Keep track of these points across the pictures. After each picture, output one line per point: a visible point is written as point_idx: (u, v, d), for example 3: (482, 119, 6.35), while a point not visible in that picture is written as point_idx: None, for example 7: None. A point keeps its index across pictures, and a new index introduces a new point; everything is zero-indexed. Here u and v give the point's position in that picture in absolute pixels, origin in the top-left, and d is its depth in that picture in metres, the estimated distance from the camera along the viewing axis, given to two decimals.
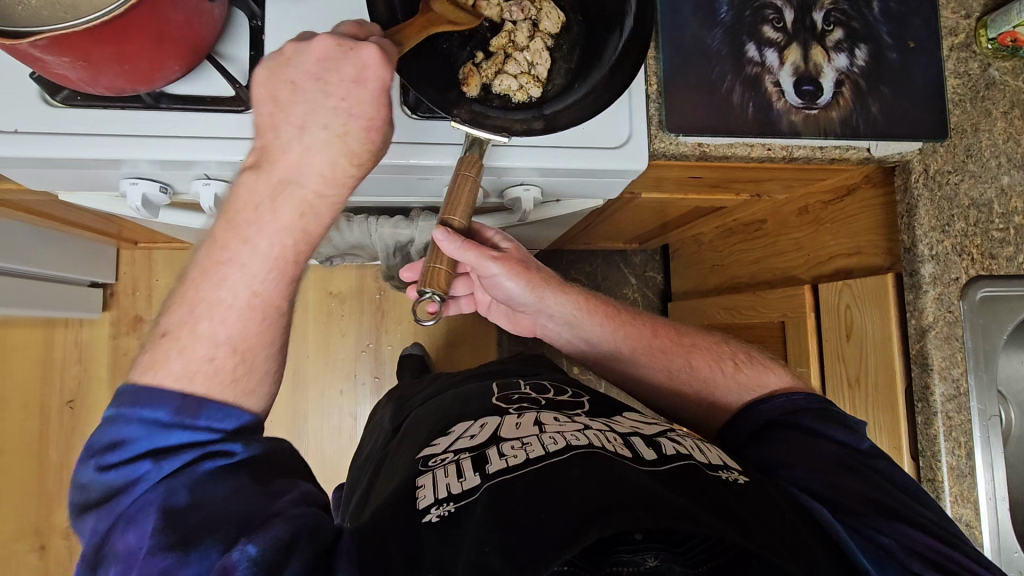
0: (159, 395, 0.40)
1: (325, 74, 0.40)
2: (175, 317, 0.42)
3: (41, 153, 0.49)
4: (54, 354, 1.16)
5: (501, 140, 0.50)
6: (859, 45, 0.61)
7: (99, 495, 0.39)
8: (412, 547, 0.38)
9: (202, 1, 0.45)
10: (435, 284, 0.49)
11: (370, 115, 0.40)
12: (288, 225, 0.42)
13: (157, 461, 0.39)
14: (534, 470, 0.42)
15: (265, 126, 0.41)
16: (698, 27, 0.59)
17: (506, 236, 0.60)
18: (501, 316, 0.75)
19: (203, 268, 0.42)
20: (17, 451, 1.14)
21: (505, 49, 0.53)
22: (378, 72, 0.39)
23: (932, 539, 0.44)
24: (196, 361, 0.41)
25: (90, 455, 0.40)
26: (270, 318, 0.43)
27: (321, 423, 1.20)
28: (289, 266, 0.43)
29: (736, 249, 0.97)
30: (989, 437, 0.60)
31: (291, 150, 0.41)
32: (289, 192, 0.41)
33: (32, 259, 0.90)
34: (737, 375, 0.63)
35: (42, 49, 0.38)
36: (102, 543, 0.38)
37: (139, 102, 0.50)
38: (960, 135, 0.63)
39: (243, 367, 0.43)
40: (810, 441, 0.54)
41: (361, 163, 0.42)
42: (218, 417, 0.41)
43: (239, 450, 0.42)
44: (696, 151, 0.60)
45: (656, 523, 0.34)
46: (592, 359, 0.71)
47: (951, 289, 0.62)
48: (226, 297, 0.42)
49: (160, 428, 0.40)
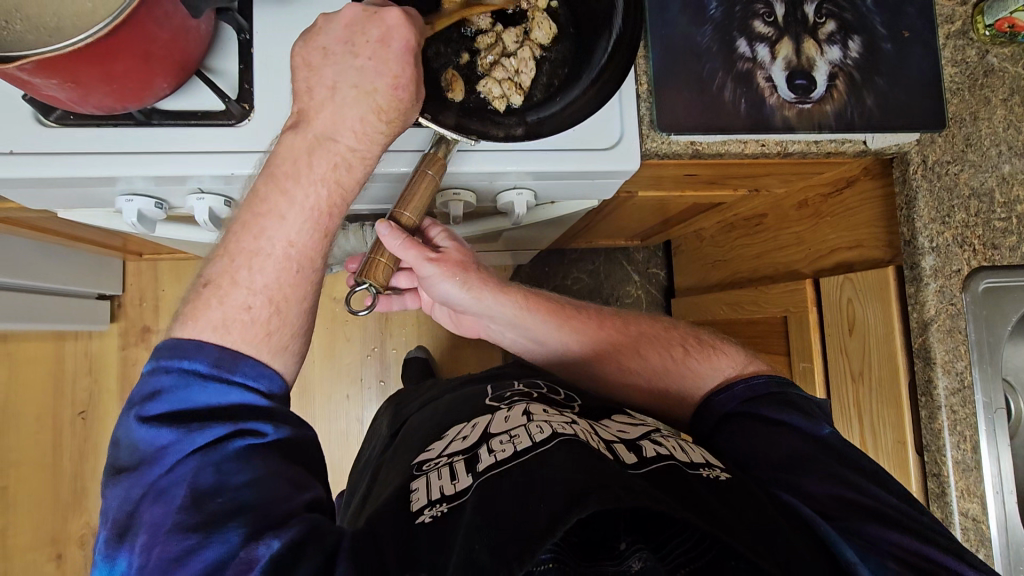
0: (207, 343, 0.42)
1: (352, 38, 0.44)
2: (218, 268, 0.45)
3: (36, 173, 0.50)
4: (65, 366, 1.17)
5: (468, 141, 0.50)
6: (852, 36, 0.60)
7: (133, 458, 0.40)
8: (407, 547, 0.39)
9: (188, 18, 0.45)
10: (372, 276, 0.48)
11: (395, 73, 0.44)
12: (322, 176, 0.45)
13: (190, 429, 0.40)
14: (519, 462, 0.42)
15: (302, 91, 0.45)
16: (688, 25, 0.59)
17: (450, 233, 0.58)
18: (445, 315, 0.73)
19: (243, 221, 0.45)
20: (32, 462, 1.15)
21: (492, 55, 0.53)
22: (401, 31, 0.44)
23: (904, 535, 0.44)
24: (234, 309, 0.44)
25: (130, 408, 0.41)
26: (310, 266, 0.46)
27: (328, 428, 1.21)
28: (325, 217, 0.46)
29: (737, 244, 0.97)
30: (995, 428, 0.60)
31: (326, 109, 0.45)
32: (324, 147, 0.45)
33: (38, 274, 0.92)
34: (687, 361, 0.65)
35: (30, 73, 0.39)
36: (132, 511, 0.38)
37: (131, 120, 0.50)
38: (959, 125, 0.62)
39: (281, 316, 0.45)
40: (768, 431, 0.54)
41: (390, 120, 0.46)
42: (253, 375, 0.43)
43: (269, 431, 0.42)
44: (689, 150, 0.60)
45: (636, 501, 0.35)
46: (541, 356, 0.70)
47: (953, 280, 0.61)
48: (265, 246, 0.45)
49: (199, 378, 0.41)
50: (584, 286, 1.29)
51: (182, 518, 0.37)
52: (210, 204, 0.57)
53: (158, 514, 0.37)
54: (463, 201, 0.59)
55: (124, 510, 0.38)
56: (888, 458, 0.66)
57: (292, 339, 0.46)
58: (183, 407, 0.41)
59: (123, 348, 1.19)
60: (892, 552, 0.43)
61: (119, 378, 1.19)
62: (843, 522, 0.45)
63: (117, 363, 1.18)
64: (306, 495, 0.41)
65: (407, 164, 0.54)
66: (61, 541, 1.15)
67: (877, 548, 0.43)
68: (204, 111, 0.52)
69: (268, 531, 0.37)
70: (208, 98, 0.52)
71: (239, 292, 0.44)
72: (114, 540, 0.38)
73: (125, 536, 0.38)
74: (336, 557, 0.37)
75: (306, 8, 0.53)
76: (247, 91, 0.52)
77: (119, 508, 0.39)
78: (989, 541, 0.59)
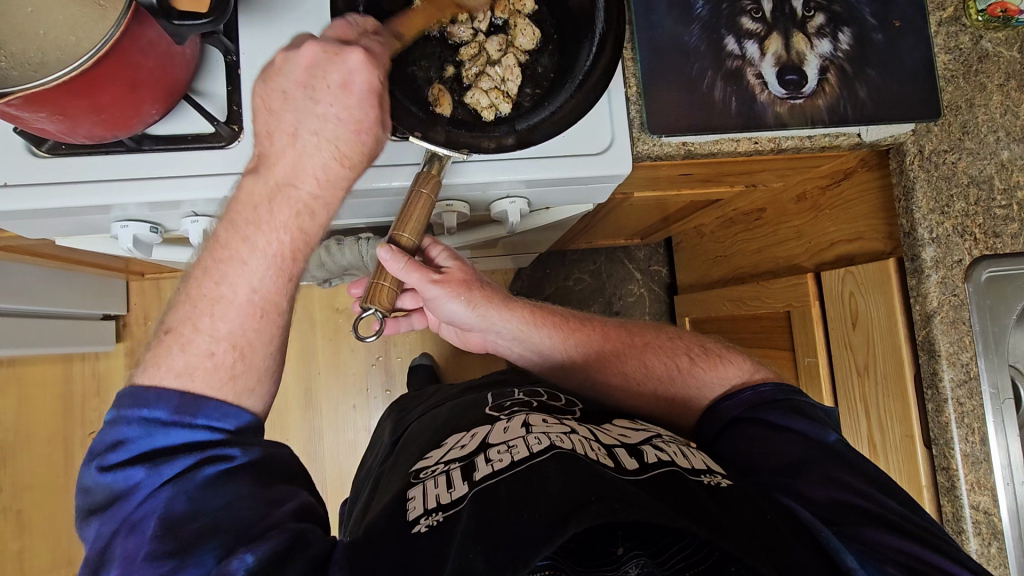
0: (166, 390, 0.42)
1: (312, 82, 0.43)
2: (201, 292, 0.45)
3: (29, 204, 0.50)
4: (74, 387, 1.18)
5: (461, 156, 0.49)
6: (842, 28, 0.60)
7: (104, 498, 0.40)
8: (404, 557, 0.39)
9: (173, 45, 0.45)
10: (377, 301, 0.49)
11: (358, 118, 0.44)
12: (284, 222, 0.45)
13: (157, 464, 0.40)
14: (514, 473, 0.42)
15: (263, 135, 0.45)
16: (674, 25, 0.58)
17: (452, 252, 0.58)
18: (452, 333, 0.72)
19: (204, 267, 0.45)
20: (45, 485, 1.16)
21: (477, 65, 0.53)
22: (364, 76, 0.43)
23: (903, 540, 0.43)
24: (196, 356, 0.44)
25: (92, 458, 0.41)
26: (273, 312, 0.46)
27: (336, 438, 1.21)
28: (289, 260, 0.46)
29: (737, 240, 0.96)
30: (1001, 418, 0.59)
31: (285, 156, 0.45)
32: (286, 192, 0.45)
33: (42, 298, 0.92)
34: (693, 369, 0.64)
35: (19, 108, 0.39)
36: (105, 547, 0.39)
37: (122, 146, 0.51)
38: (955, 112, 0.62)
39: (246, 360, 0.45)
40: (773, 438, 0.54)
41: (353, 164, 0.46)
42: (215, 416, 0.43)
43: (238, 455, 0.42)
44: (682, 150, 0.59)
45: (632, 515, 0.35)
46: (544, 368, 0.70)
47: (954, 271, 0.60)
48: (227, 292, 0.45)
49: (160, 426, 0.41)
50: (586, 287, 1.28)
51: (156, 546, 0.37)
52: (204, 226, 0.57)
53: (131, 545, 0.38)
54: (457, 211, 0.59)
55: (98, 546, 0.39)
56: (897, 453, 0.66)
57: (258, 384, 0.46)
58: (148, 450, 0.41)
59: (130, 367, 1.20)
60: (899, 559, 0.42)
61: None
62: (841, 526, 0.45)
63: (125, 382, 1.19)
64: (292, 506, 0.41)
65: (401, 180, 0.54)
66: None
67: (878, 555, 0.43)
68: (193, 134, 0.52)
69: (242, 547, 0.37)
70: (196, 121, 0.52)
71: (202, 339, 0.44)
72: None
73: (100, 571, 0.38)
74: (329, 567, 0.38)
75: (290, 26, 0.53)
76: (235, 113, 0.52)
77: (93, 545, 0.40)
78: (1002, 534, 0.58)
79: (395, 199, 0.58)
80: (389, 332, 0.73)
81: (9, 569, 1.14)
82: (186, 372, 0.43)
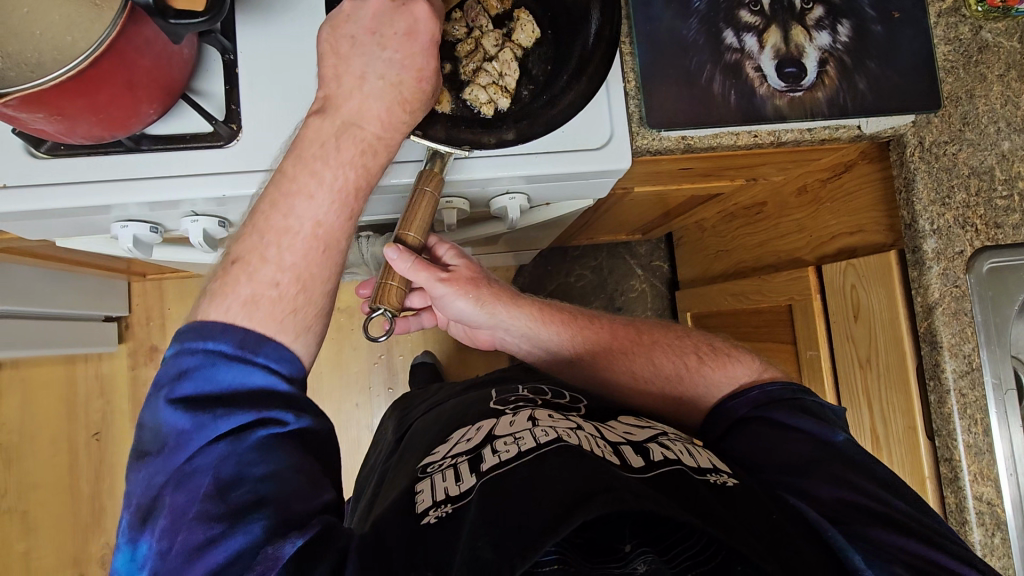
0: (231, 326, 0.43)
1: (381, 29, 0.46)
2: (228, 260, 0.46)
3: (29, 206, 0.50)
4: (77, 389, 1.19)
5: (461, 152, 0.50)
6: (841, 20, 0.60)
7: (158, 440, 0.40)
8: (414, 551, 0.39)
9: (170, 44, 0.45)
10: (386, 300, 0.48)
11: (420, 66, 0.46)
12: (350, 160, 0.46)
13: (215, 416, 0.40)
14: (525, 462, 0.42)
15: (329, 77, 0.46)
16: (673, 19, 0.58)
17: (459, 251, 0.58)
18: (459, 330, 0.72)
19: (271, 199, 0.45)
20: (51, 486, 1.17)
21: (474, 61, 0.53)
22: (428, 26, 0.46)
23: (906, 539, 0.43)
24: (263, 286, 0.44)
25: (158, 390, 0.41)
26: (335, 247, 0.46)
27: (339, 436, 1.21)
28: (350, 198, 0.46)
29: (739, 234, 0.96)
30: (1006, 410, 0.59)
31: (352, 97, 0.46)
32: (352, 132, 0.46)
33: (45, 300, 0.93)
34: (699, 369, 0.64)
35: (15, 109, 0.39)
36: (155, 495, 0.39)
37: (122, 146, 0.51)
38: (955, 104, 0.61)
39: (308, 294, 0.46)
40: (779, 436, 0.54)
41: (412, 111, 0.47)
42: (274, 358, 0.43)
43: (291, 421, 0.42)
44: (680, 145, 0.59)
45: (642, 505, 0.35)
46: (550, 365, 0.70)
47: (956, 263, 0.60)
48: (295, 224, 0.45)
49: (225, 359, 0.42)
50: (587, 283, 1.28)
51: (207, 508, 0.38)
52: (204, 225, 0.57)
53: (183, 500, 0.38)
54: (456, 208, 0.59)
55: (149, 493, 0.39)
56: (900, 444, 0.65)
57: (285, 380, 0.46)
58: (208, 388, 0.41)
59: (132, 368, 1.20)
60: (900, 558, 0.42)
61: (131, 398, 1.20)
62: (846, 525, 0.45)
63: (128, 383, 1.19)
64: None
65: (402, 177, 0.54)
66: (81, 561, 1.16)
67: (884, 553, 0.43)
68: (191, 134, 0.52)
69: (255, 539, 0.37)
70: (195, 120, 0.52)
71: (267, 268, 0.44)
72: (139, 523, 0.39)
73: (149, 520, 0.38)
74: None
75: (288, 24, 0.53)
76: (234, 112, 0.52)
77: (143, 493, 0.39)
78: (1005, 524, 0.58)
79: (395, 197, 0.57)
80: (396, 332, 0.73)
81: (16, 570, 1.15)
82: (253, 301, 0.44)
